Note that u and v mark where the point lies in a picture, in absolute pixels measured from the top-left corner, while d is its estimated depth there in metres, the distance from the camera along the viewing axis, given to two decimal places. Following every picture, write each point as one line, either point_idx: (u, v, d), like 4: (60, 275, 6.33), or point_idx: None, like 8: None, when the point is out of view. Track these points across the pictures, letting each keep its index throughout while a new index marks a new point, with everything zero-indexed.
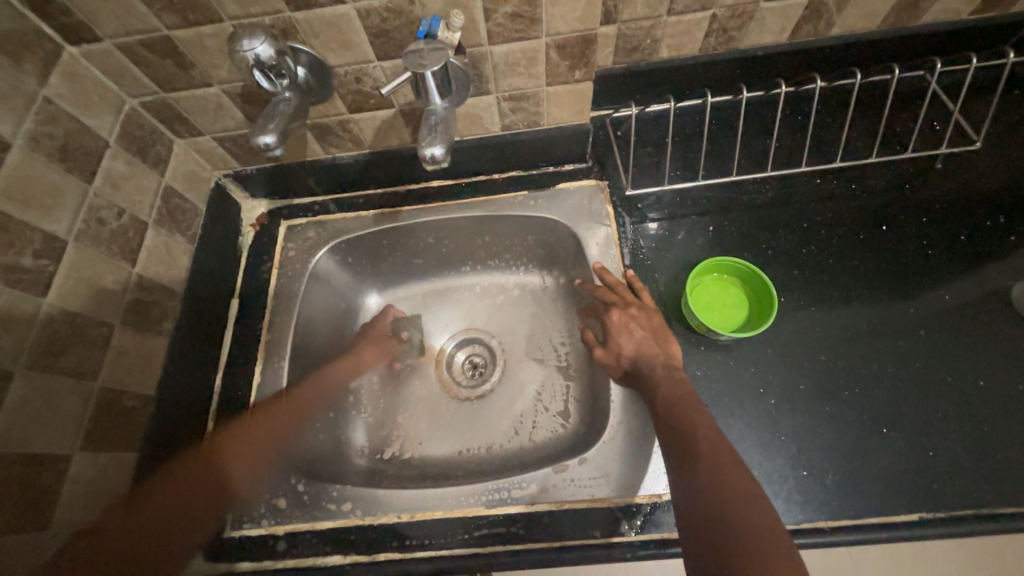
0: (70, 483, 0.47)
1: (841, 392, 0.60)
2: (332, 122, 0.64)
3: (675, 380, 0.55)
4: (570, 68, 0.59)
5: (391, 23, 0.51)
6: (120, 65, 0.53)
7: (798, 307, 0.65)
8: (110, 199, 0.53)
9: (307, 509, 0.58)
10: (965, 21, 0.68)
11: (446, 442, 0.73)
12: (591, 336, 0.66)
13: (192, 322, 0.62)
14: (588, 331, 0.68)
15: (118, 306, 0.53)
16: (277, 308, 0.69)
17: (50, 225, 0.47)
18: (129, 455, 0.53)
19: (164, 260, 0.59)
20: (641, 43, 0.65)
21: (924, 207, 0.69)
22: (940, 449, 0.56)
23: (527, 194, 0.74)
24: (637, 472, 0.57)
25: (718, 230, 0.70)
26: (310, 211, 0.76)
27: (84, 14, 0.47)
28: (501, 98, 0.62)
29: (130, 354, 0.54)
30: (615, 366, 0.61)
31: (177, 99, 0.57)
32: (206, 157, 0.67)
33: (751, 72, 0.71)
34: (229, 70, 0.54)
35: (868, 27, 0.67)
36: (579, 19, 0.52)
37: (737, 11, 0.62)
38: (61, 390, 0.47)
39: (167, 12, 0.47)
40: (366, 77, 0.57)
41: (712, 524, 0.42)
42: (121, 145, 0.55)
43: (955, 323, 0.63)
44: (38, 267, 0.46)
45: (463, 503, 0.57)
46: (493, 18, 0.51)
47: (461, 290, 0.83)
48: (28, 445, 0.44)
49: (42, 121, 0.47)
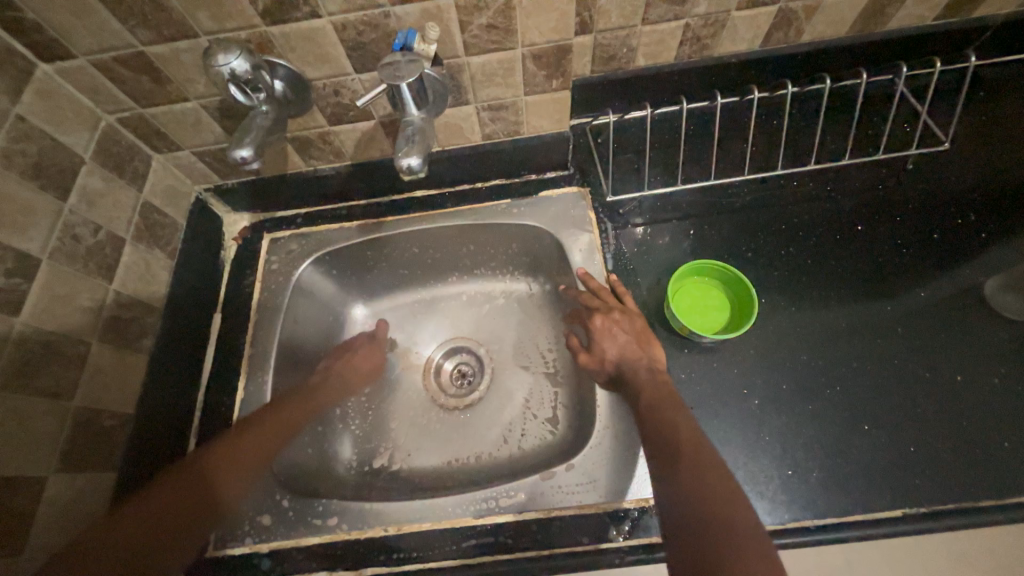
0: (44, 507, 0.46)
1: (822, 389, 0.60)
2: (313, 134, 0.64)
3: (658, 384, 0.55)
4: (546, 78, 0.60)
5: (367, 36, 0.51)
6: (95, 81, 0.52)
7: (779, 308, 0.66)
8: (86, 215, 0.53)
9: (292, 526, 0.57)
10: (930, 27, 0.70)
11: (434, 452, 0.72)
12: (576, 342, 0.67)
13: (173, 338, 0.62)
14: (574, 337, 0.68)
15: (95, 323, 0.52)
16: (259, 321, 0.68)
17: (23, 243, 0.46)
18: (107, 475, 0.52)
19: (143, 275, 0.59)
20: (617, 52, 0.64)
21: (897, 207, 0.71)
22: (920, 444, 0.57)
23: (510, 201, 0.75)
24: (624, 476, 0.57)
25: (699, 234, 0.71)
26: (293, 224, 0.76)
27: (57, 31, 0.47)
28: (480, 108, 0.63)
29: (108, 372, 0.53)
30: (600, 372, 0.61)
31: (154, 114, 0.57)
32: (185, 172, 0.67)
33: (727, 80, 0.72)
34: (206, 85, 0.54)
35: (838, 34, 0.69)
36: (552, 29, 0.54)
37: (709, 20, 0.63)
38: (35, 411, 0.46)
39: (142, 28, 0.48)
40: (344, 89, 0.57)
41: (686, 528, 0.42)
42: (97, 161, 0.55)
43: (932, 319, 0.64)
44: (11, 286, 0.45)
45: (452, 514, 0.57)
46: (469, 29, 0.52)
47: (448, 300, 0.83)
48: (1, 468, 0.43)
49: (15, 138, 0.47)
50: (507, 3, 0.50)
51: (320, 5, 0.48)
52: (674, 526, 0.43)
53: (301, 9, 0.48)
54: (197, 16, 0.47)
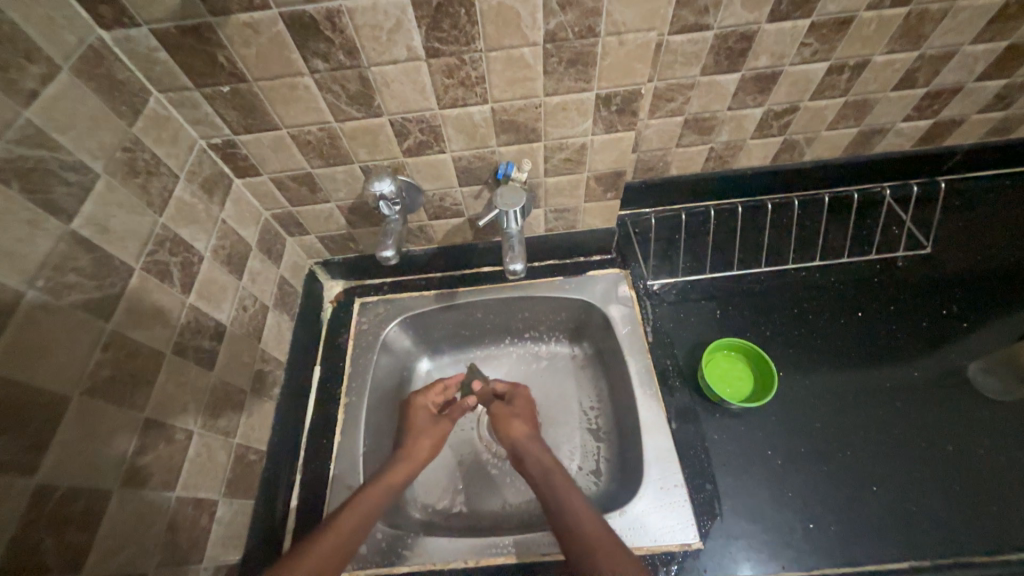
0: (215, 526, 0.56)
1: (836, 453, 0.71)
2: (414, 226, 0.80)
3: (547, 464, 0.71)
4: (604, 191, 0.76)
5: (474, 164, 0.68)
6: (267, 190, 0.69)
7: (795, 380, 0.78)
8: (250, 290, 0.68)
9: (386, 555, 0.67)
10: (909, 152, 0.89)
11: (491, 498, 0.82)
12: (520, 402, 0.82)
13: (290, 387, 0.74)
14: (523, 394, 0.83)
15: (250, 376, 0.65)
16: (353, 373, 0.81)
17: (219, 314, 0.60)
18: (249, 502, 0.63)
19: (276, 336, 0.73)
20: (655, 164, 0.86)
21: (891, 297, 0.84)
22: (924, 504, 0.66)
23: (563, 278, 0.89)
24: (668, 524, 0.66)
25: (724, 313, 0.85)
26: (380, 291, 0.90)
27: (257, 159, 0.64)
28: (548, 211, 0.79)
29: (254, 416, 0.65)
30: (505, 435, 0.77)
31: (300, 211, 0.74)
32: (306, 250, 0.83)
33: (743, 186, 0.91)
34: (346, 193, 0.71)
35: (833, 155, 0.88)
36: (613, 161, 0.70)
37: (731, 145, 0.84)
38: (216, 445, 0.57)
39: (316, 158, 0.65)
40: (447, 196, 0.74)
41: None
42: (258, 247, 0.71)
43: (926, 394, 0.75)
44: (212, 348, 0.58)
45: (520, 550, 0.66)
46: (550, 161, 0.69)
47: (500, 359, 0.96)
48: (197, 490, 0.53)
49: (221, 237, 0.62)
50: (583, 145, 0.67)
51: (447, 145, 0.65)
52: (557, 525, 0.62)
53: (432, 148, 0.65)
54: (359, 152, 0.64)
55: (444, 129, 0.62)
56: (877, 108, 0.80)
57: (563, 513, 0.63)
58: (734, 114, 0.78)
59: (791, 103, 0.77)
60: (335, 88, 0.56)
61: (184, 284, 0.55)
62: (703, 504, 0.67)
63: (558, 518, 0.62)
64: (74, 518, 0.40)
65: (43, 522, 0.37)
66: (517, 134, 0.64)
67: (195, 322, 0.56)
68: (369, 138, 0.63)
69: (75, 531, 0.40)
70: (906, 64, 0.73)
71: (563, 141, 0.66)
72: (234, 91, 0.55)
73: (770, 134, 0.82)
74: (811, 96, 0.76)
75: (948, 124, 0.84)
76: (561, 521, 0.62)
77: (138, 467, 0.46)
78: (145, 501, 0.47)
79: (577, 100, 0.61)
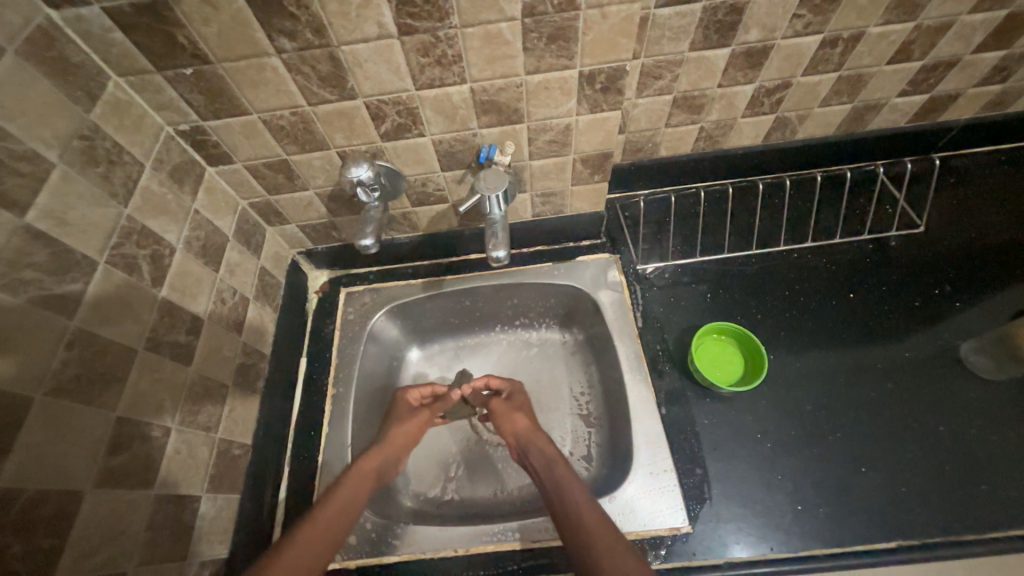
0: (199, 522, 0.55)
1: (825, 435, 0.71)
2: (397, 213, 0.78)
3: (550, 453, 0.69)
4: (591, 174, 0.74)
5: (456, 148, 0.66)
6: (242, 178, 0.67)
7: (786, 363, 0.77)
8: (228, 282, 0.66)
9: (376, 545, 0.67)
10: (904, 128, 0.87)
11: (482, 485, 0.82)
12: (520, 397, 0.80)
13: (275, 380, 0.73)
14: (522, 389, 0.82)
15: (231, 370, 0.64)
16: (340, 364, 0.79)
17: (195, 308, 0.58)
18: (234, 496, 0.62)
19: (258, 328, 0.71)
20: (645, 145, 0.84)
21: (883, 278, 0.83)
22: (911, 484, 0.66)
23: (552, 264, 0.87)
24: (657, 509, 0.65)
25: (715, 296, 0.84)
26: (366, 281, 0.88)
27: (229, 146, 0.62)
28: (534, 195, 0.77)
29: (237, 410, 0.64)
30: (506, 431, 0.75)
31: (278, 199, 0.71)
32: (288, 240, 0.81)
33: (735, 166, 0.89)
34: (324, 180, 0.69)
35: (826, 132, 0.86)
36: (600, 142, 0.68)
37: (721, 124, 0.81)
38: (197, 441, 0.56)
39: (291, 144, 0.62)
40: (430, 181, 0.72)
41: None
42: (235, 237, 0.69)
43: (916, 374, 0.75)
44: (189, 342, 0.57)
45: (510, 538, 0.66)
46: (534, 143, 0.67)
47: (490, 347, 0.95)
48: (178, 487, 0.53)
49: (194, 228, 0.60)
50: (567, 127, 0.65)
51: (426, 128, 0.63)
52: (559, 518, 0.61)
53: (411, 131, 0.63)
54: (334, 137, 0.62)
55: (422, 111, 0.60)
56: (871, 83, 0.77)
57: (563, 505, 0.62)
58: (724, 92, 0.75)
59: (784, 79, 0.74)
60: (305, 69, 0.53)
61: (156, 277, 0.53)
62: (693, 488, 0.67)
63: (560, 510, 0.62)
64: (43, 521, 0.39)
65: (9, 527, 0.36)
66: (498, 116, 0.62)
67: (169, 317, 0.54)
68: (344, 122, 0.60)
69: (44, 534, 0.39)
70: (901, 35, 0.70)
71: (547, 122, 0.64)
72: (197, 74, 0.52)
73: (761, 112, 0.80)
74: (804, 72, 0.74)
75: (944, 99, 0.82)
76: (563, 516, 0.61)
77: (112, 466, 0.45)
78: (122, 500, 0.46)
79: (559, 78, 0.58)
